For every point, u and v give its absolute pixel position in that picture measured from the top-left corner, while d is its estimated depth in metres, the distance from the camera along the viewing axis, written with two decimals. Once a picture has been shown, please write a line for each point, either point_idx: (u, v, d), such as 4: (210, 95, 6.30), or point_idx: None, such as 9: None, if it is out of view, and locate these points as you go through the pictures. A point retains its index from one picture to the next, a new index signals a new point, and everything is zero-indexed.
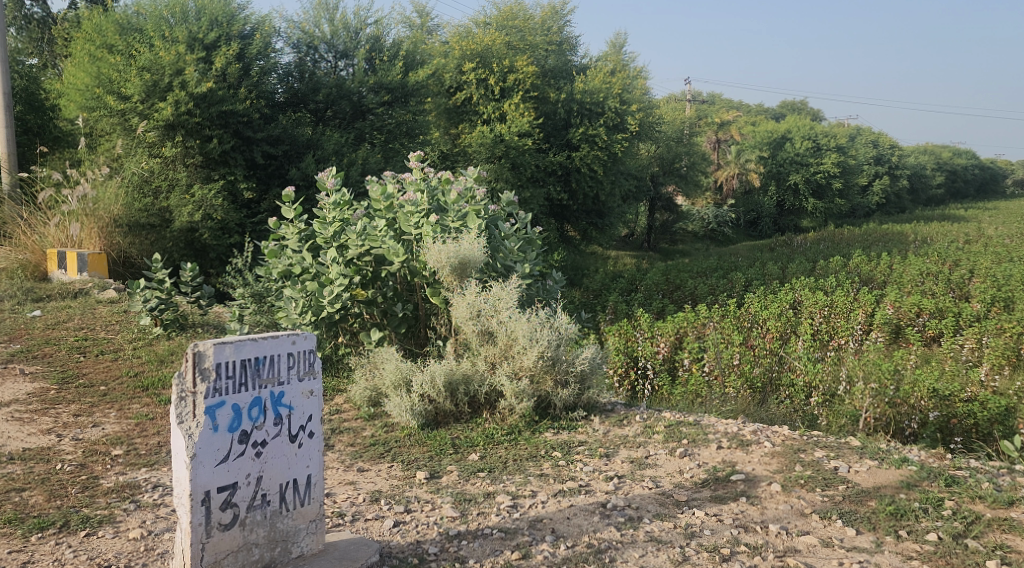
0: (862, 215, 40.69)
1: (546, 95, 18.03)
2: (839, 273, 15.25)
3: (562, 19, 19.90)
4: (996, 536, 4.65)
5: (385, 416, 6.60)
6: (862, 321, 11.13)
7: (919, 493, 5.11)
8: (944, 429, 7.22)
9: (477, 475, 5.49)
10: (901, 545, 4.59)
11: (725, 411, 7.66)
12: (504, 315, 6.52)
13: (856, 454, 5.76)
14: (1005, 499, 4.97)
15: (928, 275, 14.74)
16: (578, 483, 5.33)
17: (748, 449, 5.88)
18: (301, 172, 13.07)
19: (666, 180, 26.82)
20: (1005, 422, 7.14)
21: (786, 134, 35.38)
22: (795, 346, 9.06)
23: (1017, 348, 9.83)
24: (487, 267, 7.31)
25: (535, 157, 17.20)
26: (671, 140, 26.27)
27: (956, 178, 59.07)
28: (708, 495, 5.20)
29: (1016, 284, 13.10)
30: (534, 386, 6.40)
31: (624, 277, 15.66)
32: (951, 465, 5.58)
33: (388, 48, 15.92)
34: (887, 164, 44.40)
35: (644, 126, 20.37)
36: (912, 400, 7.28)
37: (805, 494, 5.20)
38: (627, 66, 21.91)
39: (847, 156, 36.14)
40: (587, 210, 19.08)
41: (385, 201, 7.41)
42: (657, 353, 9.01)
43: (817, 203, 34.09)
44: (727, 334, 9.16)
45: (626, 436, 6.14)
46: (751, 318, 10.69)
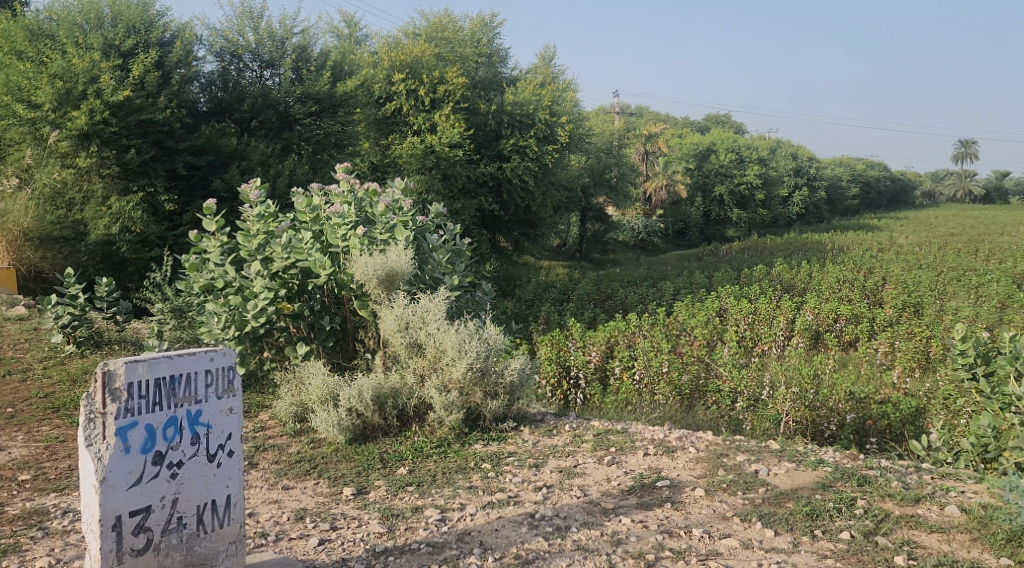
0: (784, 225, 42.01)
1: (476, 106, 18.00)
2: (762, 281, 15.67)
3: (492, 31, 19.83)
4: (903, 532, 4.85)
5: (312, 432, 6.49)
6: (784, 328, 11.48)
7: (833, 494, 5.29)
8: (861, 429, 7.52)
9: (406, 489, 5.45)
10: (816, 545, 4.74)
11: (653, 417, 7.83)
12: (432, 326, 6.49)
13: (775, 457, 5.95)
14: (912, 497, 5.21)
15: (845, 282, 15.31)
16: (507, 494, 5.35)
17: (673, 455, 6.00)
18: (225, 183, 12.77)
19: (596, 191, 27.11)
20: (915, 423, 7.48)
21: (711, 146, 36.20)
22: (722, 354, 9.28)
23: (926, 352, 10.30)
24: (415, 278, 7.28)
25: (465, 168, 17.21)
26: (602, 152, 26.60)
27: (870, 190, 61.59)
28: (634, 502, 5.27)
29: (924, 290, 13.75)
30: (463, 398, 6.39)
31: (556, 287, 15.76)
32: (864, 465, 5.81)
33: (315, 58, 15.75)
34: (806, 175, 45.91)
35: (574, 138, 20.57)
36: (830, 403, 7.58)
37: (728, 498, 5.33)
38: (557, 78, 22.11)
39: (768, 168, 37.31)
40: (519, 221, 19.26)
41: (311, 213, 7.32)
42: (589, 363, 9.07)
43: (741, 214, 35.03)
44: (656, 343, 9.33)
45: (556, 445, 6.19)
46: (679, 325, 10.90)
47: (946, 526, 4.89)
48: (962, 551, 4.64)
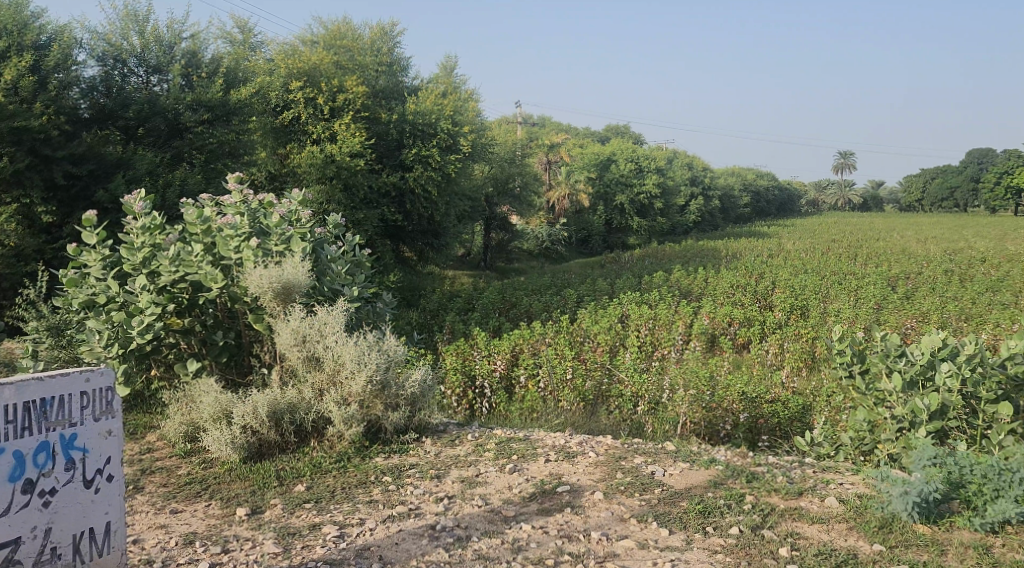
0: (682, 233, 43.27)
1: (377, 114, 17.70)
2: (662, 287, 16.11)
3: (393, 40, 19.65)
4: (787, 524, 5.08)
5: (203, 451, 6.27)
6: (682, 332, 11.83)
7: (724, 491, 5.50)
8: (754, 428, 7.83)
9: (303, 507, 5.33)
10: (707, 541, 4.90)
11: (555, 423, 7.99)
12: (330, 339, 6.35)
13: (671, 458, 6.12)
14: (795, 490, 5.47)
15: (738, 287, 15.91)
16: (407, 506, 5.31)
17: (574, 460, 6.08)
18: (110, 194, 12.19)
19: (500, 201, 27.20)
20: (803, 419, 7.84)
21: (611, 156, 36.60)
22: (623, 359, 9.47)
23: (811, 353, 10.86)
24: (313, 290, 7.12)
25: (366, 178, 16.96)
26: (505, 161, 26.74)
27: (761, 199, 64.21)
28: (535, 508, 5.32)
29: (809, 294, 14.46)
30: (364, 410, 6.28)
31: (462, 296, 15.73)
32: (752, 462, 6.06)
33: (205, 64, 15.26)
34: (700, 184, 47.40)
35: (477, 147, 20.60)
36: (725, 404, 7.80)
37: (625, 500, 5.45)
38: (459, 89, 22.10)
39: (666, 178, 38.38)
40: (422, 230, 19.14)
41: (201, 224, 7.05)
42: (494, 371, 9.07)
43: (641, 222, 35.82)
44: (560, 351, 9.45)
45: (458, 455, 6.17)
46: (583, 332, 11.08)
47: (826, 516, 5.16)
48: (840, 540, 4.90)
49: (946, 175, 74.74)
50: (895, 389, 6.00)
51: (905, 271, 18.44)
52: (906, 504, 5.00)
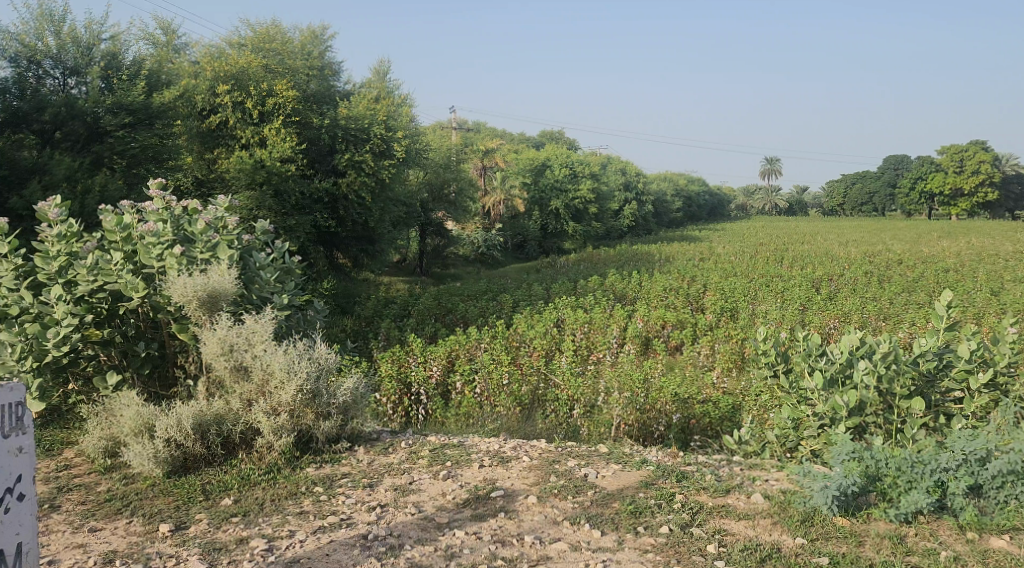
0: (616, 237, 43.73)
1: (309, 119, 17.29)
2: (597, 291, 16.30)
3: (324, 44, 19.40)
4: (716, 522, 5.22)
5: (125, 467, 6.05)
6: (617, 335, 11.97)
7: (654, 491, 5.60)
8: (686, 429, 7.88)
9: (230, 520, 5.22)
10: (638, 541, 5.01)
11: (492, 428, 8.00)
12: (259, 348, 6.21)
13: (604, 460, 6.18)
14: (723, 488, 5.61)
15: (671, 290, 16.21)
16: (339, 516, 5.26)
17: (508, 465, 6.09)
18: (25, 201, 11.70)
19: (437, 206, 26.62)
20: (734, 418, 7.92)
21: (546, 160, 36.60)
22: (559, 363, 9.54)
23: (741, 353, 11.14)
24: (241, 299, 6.97)
25: (298, 184, 16.57)
26: (439, 167, 26.61)
27: (691, 204, 65.41)
28: (468, 514, 5.33)
29: (738, 296, 14.83)
30: (294, 420, 6.17)
31: (397, 302, 15.62)
32: (682, 462, 6.17)
33: (126, 67, 14.85)
34: (634, 190, 47.92)
35: (411, 152, 20.42)
36: (659, 405, 7.95)
37: (558, 503, 5.49)
38: (392, 94, 21.92)
39: (600, 183, 38.76)
40: (357, 237, 18.90)
41: (121, 232, 6.80)
42: (430, 378, 9.02)
43: (576, 226, 35.95)
44: (497, 356, 9.47)
45: (391, 463, 6.12)
46: (519, 337, 11.10)
47: (752, 513, 5.30)
48: (765, 535, 5.05)
49: (865, 180, 77.61)
50: (817, 388, 6.17)
51: (828, 273, 19.10)
52: (826, 497, 5.20)
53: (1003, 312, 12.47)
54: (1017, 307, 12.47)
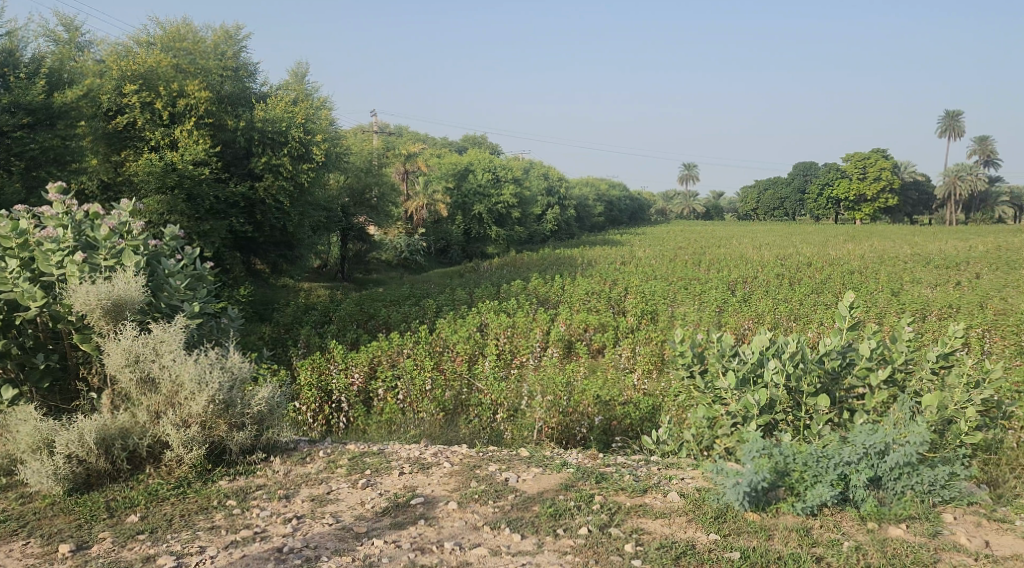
0: (539, 241, 43.87)
1: (224, 121, 16.71)
2: (520, 295, 16.36)
3: (238, 44, 18.84)
4: (633, 521, 5.34)
5: (22, 485, 5.76)
6: (540, 339, 12.03)
7: (574, 493, 5.66)
8: (608, 430, 7.99)
9: (136, 538, 5.09)
10: (558, 543, 5.11)
11: (414, 435, 7.93)
12: (167, 358, 5.99)
13: (525, 464, 6.20)
14: (641, 487, 5.71)
15: (593, 294, 16.40)
16: (253, 529, 5.17)
17: (428, 471, 6.03)
18: None
19: (358, 211, 26.15)
20: (654, 418, 8.06)
21: (469, 165, 35.88)
22: (483, 368, 9.52)
23: (660, 354, 11.36)
24: (148, 307, 6.71)
25: (212, 188, 16.07)
26: (360, 171, 26.19)
27: (613, 208, 66.21)
28: (388, 523, 5.30)
29: (657, 299, 15.13)
30: (205, 432, 5.97)
31: (318, 309, 15.34)
32: (602, 463, 6.24)
33: (24, 65, 14.16)
34: (557, 195, 48.07)
35: (331, 156, 20.04)
36: (581, 407, 8.03)
37: (479, 508, 5.50)
38: (311, 96, 21.46)
39: (523, 187, 38.78)
40: (274, 242, 18.47)
41: (17, 237, 6.42)
42: (351, 385, 8.87)
43: (499, 232, 35.35)
44: (419, 361, 9.37)
45: (309, 473, 5.98)
46: (442, 342, 11.03)
47: (669, 511, 5.44)
48: (680, 532, 5.20)
49: (778, 186, 80.23)
50: (729, 387, 6.33)
51: (743, 276, 19.62)
52: (738, 494, 5.37)
53: (904, 312, 13.08)
54: (916, 306, 13.10)
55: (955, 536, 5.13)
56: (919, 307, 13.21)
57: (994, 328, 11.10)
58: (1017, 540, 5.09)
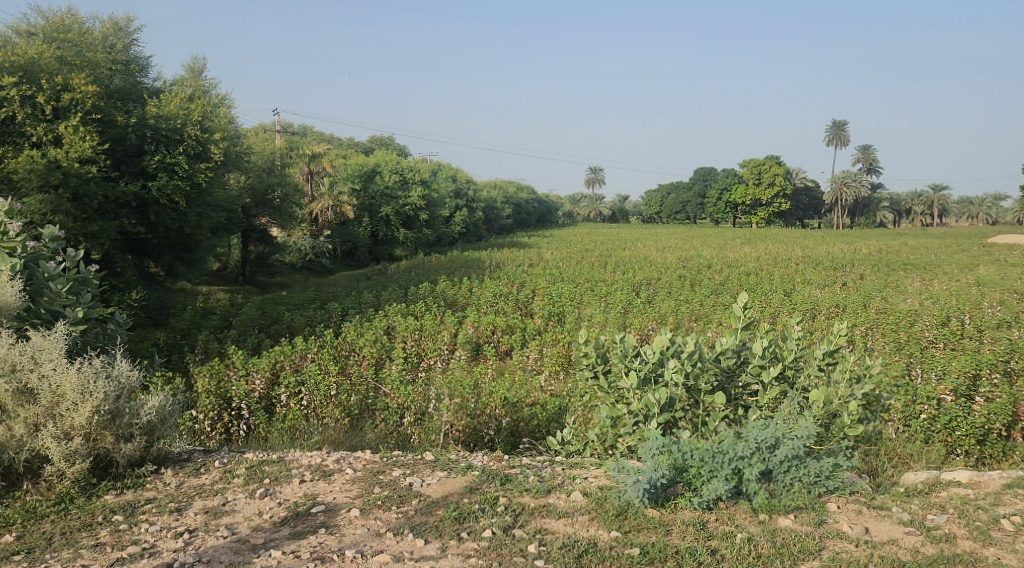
0: (448, 243, 43.62)
1: (113, 117, 15.93)
2: (428, 297, 16.26)
3: (129, 37, 18.03)
4: (537, 521, 5.37)
5: None
6: (448, 342, 11.99)
7: (479, 496, 5.65)
8: (516, 431, 8.01)
9: (11, 560, 4.84)
10: (462, 546, 5.09)
11: (317, 442, 7.76)
12: (46, 367, 5.65)
13: (429, 468, 6.14)
14: (545, 488, 5.75)
15: (501, 296, 16.45)
16: (141, 545, 4.98)
17: (330, 478, 5.90)
18: None
19: (259, 212, 25.32)
20: (560, 419, 8.16)
21: (375, 167, 34.88)
22: (389, 372, 9.40)
23: (567, 355, 11.49)
24: (26, 313, 6.36)
25: (101, 187, 15.28)
26: (262, 171, 25.36)
27: (521, 210, 66.51)
28: (286, 533, 5.16)
29: (564, 301, 15.33)
30: (90, 444, 5.66)
31: (217, 313, 14.80)
32: (507, 465, 6.26)
33: None
34: (465, 198, 48.01)
35: (230, 156, 19.40)
36: (489, 409, 8.03)
37: (382, 514, 5.41)
38: (208, 93, 20.70)
39: (431, 190, 38.45)
40: (170, 244, 17.72)
41: None
42: (251, 392, 8.58)
43: (407, 233, 34.18)
44: (324, 366, 9.18)
45: (203, 484, 5.75)
46: (347, 345, 10.84)
47: (572, 510, 5.49)
48: (582, 531, 5.27)
49: (680, 191, 82.58)
50: (631, 387, 6.48)
51: (647, 278, 20.07)
52: (638, 491, 5.49)
53: (796, 312, 13.68)
54: (806, 306, 13.75)
55: (838, 524, 5.38)
56: (809, 308, 13.84)
57: (877, 326, 11.74)
58: (895, 525, 5.38)
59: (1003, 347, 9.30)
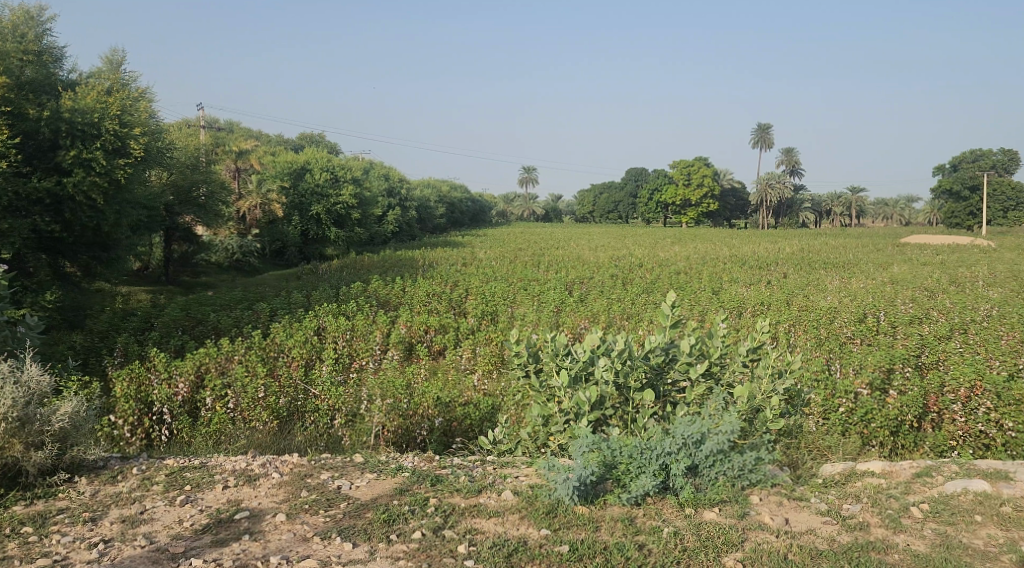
0: (381, 242, 43.19)
1: (24, 110, 15.26)
2: (359, 297, 16.07)
3: (42, 26, 17.25)
4: (468, 522, 5.36)
5: None
6: (380, 342, 11.86)
7: (408, 497, 5.60)
8: (448, 431, 7.97)
9: None
10: (391, 549, 5.04)
11: (242, 447, 7.58)
12: None
13: (358, 470, 6.06)
14: (475, 488, 5.73)
15: (434, 296, 16.37)
16: (51, 558, 4.84)
17: (255, 483, 5.75)
18: None
19: (183, 210, 24.47)
20: (492, 419, 8.16)
21: (305, 165, 34.02)
22: (320, 373, 9.24)
23: (501, 354, 11.50)
24: None
25: (11, 182, 14.63)
26: (186, 167, 24.62)
27: (455, 209, 66.23)
28: (208, 540, 5.04)
29: (496, 300, 15.33)
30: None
31: (138, 314, 14.31)
32: (438, 466, 6.22)
33: None
34: (397, 196, 47.56)
35: (151, 151, 18.77)
36: (421, 410, 7.97)
37: (309, 518, 5.31)
38: (128, 86, 19.99)
39: (364, 188, 37.85)
40: (87, 243, 16.97)
41: None
42: (174, 396, 8.32)
43: (339, 233, 33.63)
44: (251, 368, 8.97)
45: (120, 492, 5.55)
46: (276, 346, 10.63)
47: (502, 509, 5.49)
48: (512, 530, 5.27)
49: (612, 191, 83.58)
50: (563, 385, 6.52)
51: (580, 277, 20.23)
52: (567, 488, 5.53)
53: (722, 310, 13.97)
54: (732, 305, 14.07)
55: (760, 516, 5.52)
56: (734, 306, 14.16)
57: (799, 323, 12.08)
58: (813, 516, 5.55)
59: (915, 343, 9.72)
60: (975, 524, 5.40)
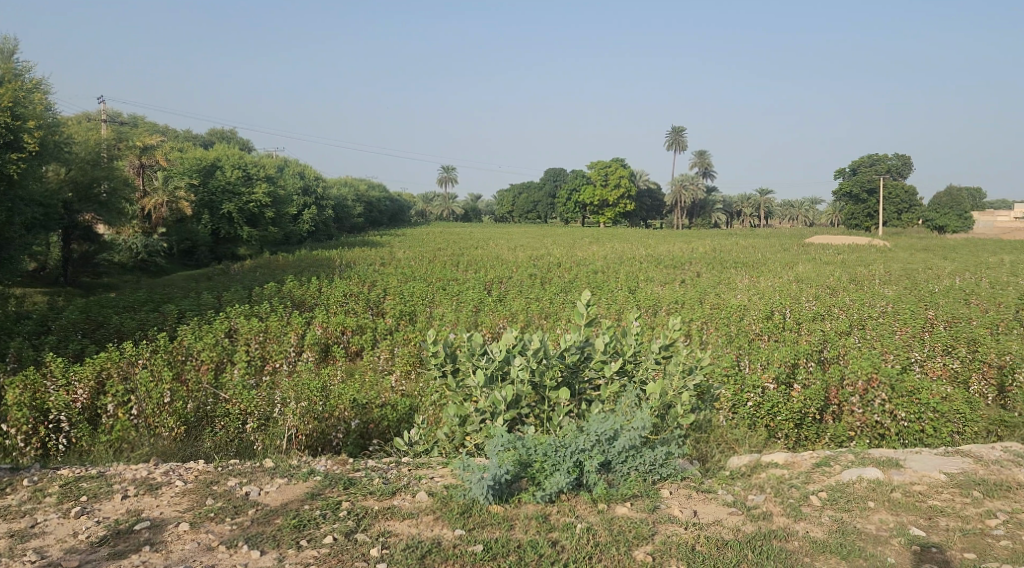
0: (297, 242, 42.30)
1: None
2: (274, 298, 15.73)
3: None
4: (380, 524, 5.28)
5: None
6: (295, 343, 11.62)
7: (320, 501, 5.49)
8: (364, 433, 7.84)
9: None
10: (301, 554, 4.93)
11: (145, 455, 7.29)
12: None
13: (268, 475, 5.89)
14: (389, 490, 5.66)
15: (351, 296, 16.12)
16: None
17: (158, 492, 5.52)
18: None
19: (82, 208, 23.30)
20: (409, 419, 8.07)
21: (215, 163, 32.95)
22: (230, 376, 8.96)
23: (418, 354, 11.42)
24: None
25: None
26: (86, 162, 23.43)
27: (373, 208, 65.40)
28: (105, 553, 4.83)
29: (414, 300, 15.20)
30: None
31: (33, 317, 13.63)
32: (351, 469, 6.10)
33: None
34: (313, 194, 46.59)
35: (48, 145, 17.84)
36: (337, 412, 7.83)
37: (214, 527, 5.14)
38: (22, 76, 18.94)
39: (277, 185, 36.79)
40: None
41: None
42: (73, 402, 7.92)
43: (251, 232, 32.87)
44: (157, 372, 8.64)
45: (8, 506, 5.28)
46: (184, 349, 10.28)
47: (416, 511, 5.44)
48: (426, 532, 5.23)
49: (531, 191, 84.10)
50: (478, 385, 6.50)
51: (499, 276, 20.25)
52: (482, 488, 5.51)
53: (638, 308, 14.22)
54: (647, 303, 14.34)
55: (669, 509, 5.63)
56: (650, 305, 14.42)
57: (710, 321, 12.40)
58: (719, 507, 5.70)
59: (818, 339, 10.12)
60: (868, 510, 5.65)
